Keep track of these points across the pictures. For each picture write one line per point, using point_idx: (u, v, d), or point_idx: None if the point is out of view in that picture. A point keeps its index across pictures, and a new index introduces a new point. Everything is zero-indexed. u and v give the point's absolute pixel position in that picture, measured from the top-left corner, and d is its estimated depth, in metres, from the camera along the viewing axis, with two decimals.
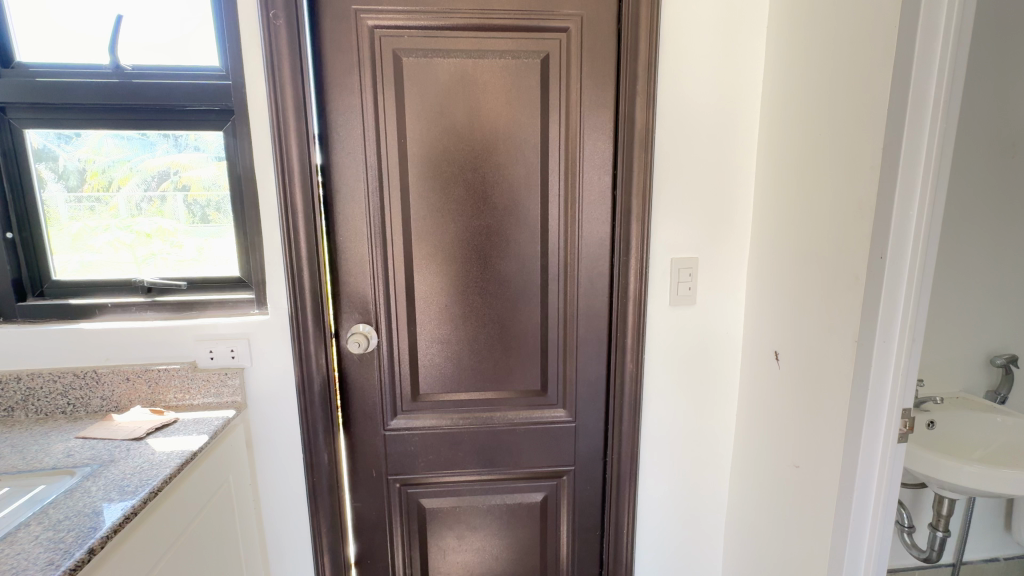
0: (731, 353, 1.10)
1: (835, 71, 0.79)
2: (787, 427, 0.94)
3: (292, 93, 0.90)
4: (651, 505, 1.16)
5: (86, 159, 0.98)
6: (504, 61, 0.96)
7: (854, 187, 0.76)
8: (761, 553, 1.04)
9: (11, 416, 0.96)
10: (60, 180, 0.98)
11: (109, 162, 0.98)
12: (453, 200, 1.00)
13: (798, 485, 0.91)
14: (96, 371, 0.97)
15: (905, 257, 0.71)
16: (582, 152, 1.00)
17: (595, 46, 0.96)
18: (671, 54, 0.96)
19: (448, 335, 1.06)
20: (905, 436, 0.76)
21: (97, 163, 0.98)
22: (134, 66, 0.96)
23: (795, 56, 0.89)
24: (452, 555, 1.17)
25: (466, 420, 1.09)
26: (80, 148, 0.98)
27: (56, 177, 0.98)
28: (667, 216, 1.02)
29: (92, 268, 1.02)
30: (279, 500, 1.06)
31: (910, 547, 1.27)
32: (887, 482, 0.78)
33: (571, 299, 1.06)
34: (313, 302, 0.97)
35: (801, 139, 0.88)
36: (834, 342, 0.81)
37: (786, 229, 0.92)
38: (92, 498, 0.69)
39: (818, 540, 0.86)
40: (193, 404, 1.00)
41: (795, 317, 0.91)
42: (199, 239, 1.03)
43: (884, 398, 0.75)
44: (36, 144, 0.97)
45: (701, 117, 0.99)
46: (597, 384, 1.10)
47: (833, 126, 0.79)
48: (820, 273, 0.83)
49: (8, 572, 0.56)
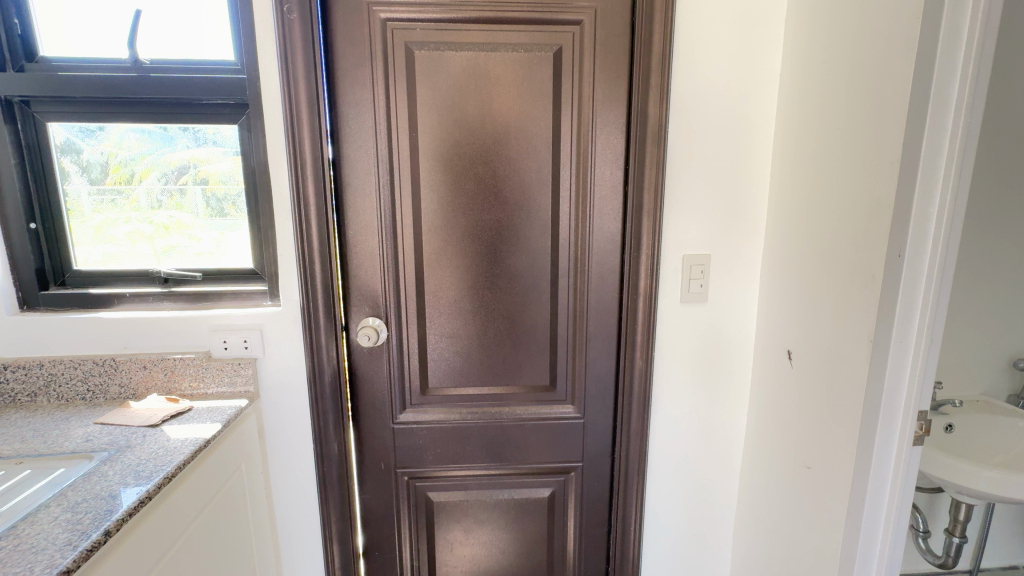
0: (743, 350, 1.09)
1: (856, 63, 0.77)
2: (799, 428, 0.93)
3: (305, 87, 0.91)
4: (659, 503, 1.15)
5: (109, 152, 1.00)
6: (516, 54, 0.95)
7: (871, 184, 0.74)
8: (768, 551, 1.03)
9: (33, 401, 0.99)
10: (84, 173, 1.01)
11: (130, 156, 1.01)
12: (464, 194, 1.00)
13: (810, 486, 0.90)
14: (115, 359, 0.99)
15: (924, 255, 0.69)
16: (593, 146, 0.99)
17: (608, 39, 0.95)
18: (686, 47, 0.94)
19: (457, 329, 1.06)
20: (920, 439, 0.75)
21: (119, 156, 1.01)
22: (152, 61, 0.97)
23: (811, 48, 0.87)
24: (460, 548, 1.17)
25: (474, 414, 1.10)
26: (103, 141, 1.00)
27: (80, 171, 1.01)
28: (680, 213, 1.01)
29: (112, 259, 1.04)
30: (290, 489, 1.08)
31: (925, 552, 1.24)
32: (901, 485, 0.76)
33: (581, 295, 1.06)
34: (324, 294, 0.99)
35: (817, 134, 0.86)
36: (849, 342, 0.79)
37: (803, 227, 0.90)
38: (109, 482, 0.71)
39: (829, 543, 0.85)
40: (208, 394, 1.02)
41: (809, 316, 0.89)
42: (216, 232, 1.04)
43: (899, 399, 0.74)
44: (60, 138, 0.99)
45: (716, 111, 0.97)
46: (607, 380, 1.09)
47: (851, 122, 0.78)
48: (836, 271, 0.82)
49: (29, 550, 0.58)
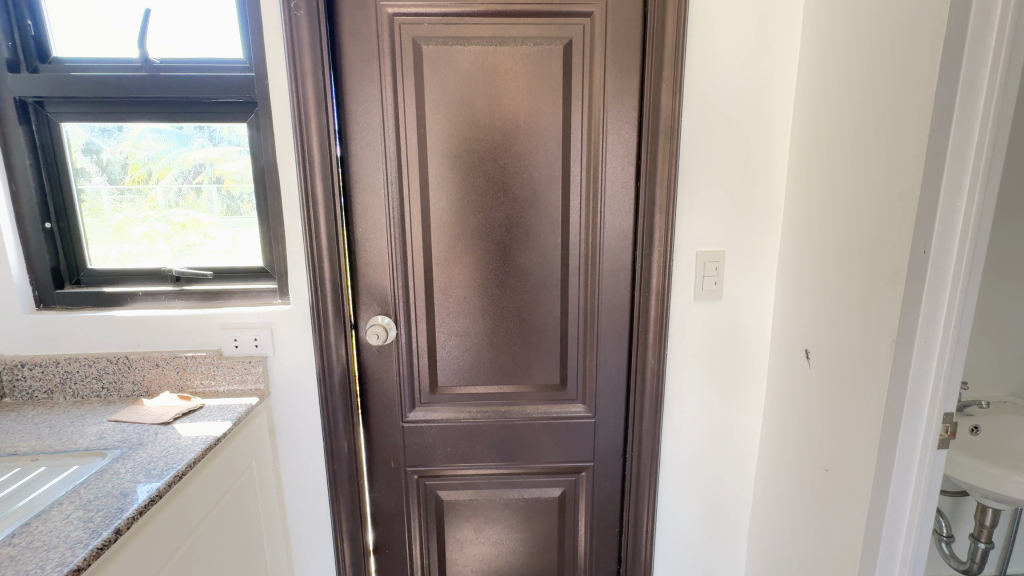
0: (760, 348, 1.06)
1: (878, 51, 0.74)
2: (817, 429, 0.90)
3: (314, 84, 0.90)
4: (672, 503, 1.13)
5: (127, 152, 1.01)
6: (526, 48, 0.94)
7: (894, 177, 0.71)
8: (785, 552, 1.01)
9: (50, 398, 1.01)
10: (104, 172, 1.02)
11: (148, 155, 1.01)
12: (473, 190, 0.99)
13: (828, 489, 0.87)
14: (129, 357, 1.00)
15: (951, 250, 0.66)
16: (605, 141, 0.97)
17: (619, 31, 0.93)
18: (700, 38, 0.92)
19: (466, 328, 1.05)
20: (946, 442, 0.72)
21: (138, 156, 1.01)
22: (162, 60, 0.97)
23: (830, 36, 0.84)
24: (470, 547, 1.17)
25: (484, 413, 1.09)
26: (122, 141, 1.01)
27: (100, 171, 1.02)
28: (694, 209, 0.98)
29: (130, 258, 1.05)
30: (301, 487, 1.08)
31: (948, 557, 1.20)
32: (925, 491, 0.73)
33: (592, 293, 1.04)
34: (333, 292, 0.98)
35: (836, 126, 0.83)
36: (870, 342, 0.76)
37: (821, 223, 0.87)
38: (120, 480, 0.72)
39: (849, 546, 0.82)
40: (219, 391, 1.02)
41: (827, 314, 0.86)
42: (231, 231, 1.05)
43: (923, 401, 0.71)
44: (81, 138, 1.00)
45: (732, 103, 0.95)
46: (618, 379, 1.08)
47: (873, 112, 0.75)
48: (858, 268, 0.79)
49: (41, 547, 0.58)
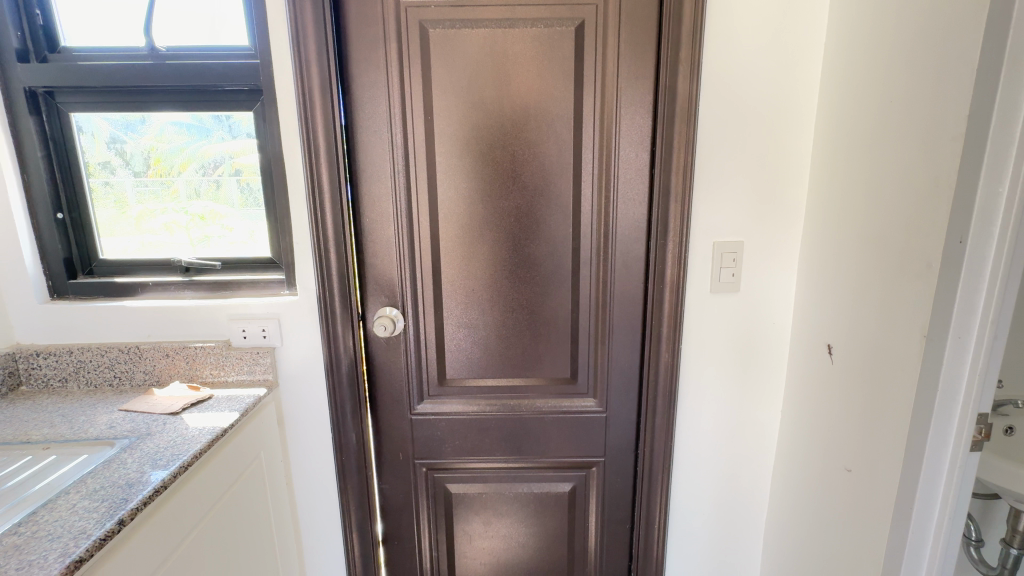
0: (780, 341, 1.02)
1: (913, 25, 0.69)
2: (838, 427, 0.86)
3: (319, 70, 0.88)
4: (685, 501, 1.10)
5: (150, 145, 1.01)
6: (536, 30, 0.90)
7: (929, 161, 0.67)
8: (804, 554, 0.97)
9: (65, 386, 1.02)
10: (128, 165, 1.02)
11: (170, 148, 1.01)
12: (482, 180, 0.96)
13: (851, 490, 0.83)
14: (140, 347, 1.01)
15: (991, 239, 0.61)
16: (618, 126, 0.94)
17: (634, 10, 0.89)
18: (720, 16, 0.87)
19: (475, 320, 1.03)
20: (978, 444, 0.67)
21: (160, 149, 1.01)
22: (168, 48, 0.97)
23: (861, 11, 0.79)
24: (478, 540, 1.16)
25: (492, 406, 1.07)
26: (145, 135, 1.00)
27: (124, 163, 1.02)
28: (711, 197, 0.94)
29: (150, 248, 1.06)
30: (310, 477, 1.08)
31: (978, 562, 1.14)
32: (956, 496, 0.69)
33: (604, 284, 1.01)
34: (341, 283, 0.97)
35: (866, 107, 0.78)
36: (898, 337, 0.72)
37: (848, 212, 0.83)
38: (127, 470, 0.72)
39: (871, 550, 0.79)
40: (228, 381, 1.02)
41: (852, 308, 0.82)
42: (250, 223, 1.04)
43: (956, 402, 0.66)
44: (106, 131, 1.00)
45: (752, 85, 0.90)
46: (631, 373, 1.04)
47: (907, 91, 0.70)
48: (886, 259, 0.74)
49: (44, 538, 0.59)
